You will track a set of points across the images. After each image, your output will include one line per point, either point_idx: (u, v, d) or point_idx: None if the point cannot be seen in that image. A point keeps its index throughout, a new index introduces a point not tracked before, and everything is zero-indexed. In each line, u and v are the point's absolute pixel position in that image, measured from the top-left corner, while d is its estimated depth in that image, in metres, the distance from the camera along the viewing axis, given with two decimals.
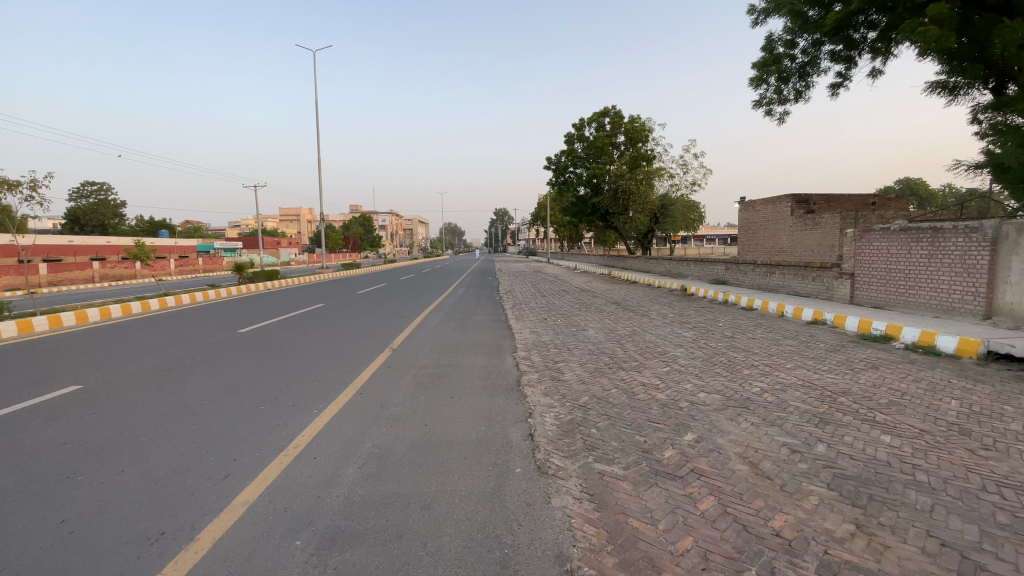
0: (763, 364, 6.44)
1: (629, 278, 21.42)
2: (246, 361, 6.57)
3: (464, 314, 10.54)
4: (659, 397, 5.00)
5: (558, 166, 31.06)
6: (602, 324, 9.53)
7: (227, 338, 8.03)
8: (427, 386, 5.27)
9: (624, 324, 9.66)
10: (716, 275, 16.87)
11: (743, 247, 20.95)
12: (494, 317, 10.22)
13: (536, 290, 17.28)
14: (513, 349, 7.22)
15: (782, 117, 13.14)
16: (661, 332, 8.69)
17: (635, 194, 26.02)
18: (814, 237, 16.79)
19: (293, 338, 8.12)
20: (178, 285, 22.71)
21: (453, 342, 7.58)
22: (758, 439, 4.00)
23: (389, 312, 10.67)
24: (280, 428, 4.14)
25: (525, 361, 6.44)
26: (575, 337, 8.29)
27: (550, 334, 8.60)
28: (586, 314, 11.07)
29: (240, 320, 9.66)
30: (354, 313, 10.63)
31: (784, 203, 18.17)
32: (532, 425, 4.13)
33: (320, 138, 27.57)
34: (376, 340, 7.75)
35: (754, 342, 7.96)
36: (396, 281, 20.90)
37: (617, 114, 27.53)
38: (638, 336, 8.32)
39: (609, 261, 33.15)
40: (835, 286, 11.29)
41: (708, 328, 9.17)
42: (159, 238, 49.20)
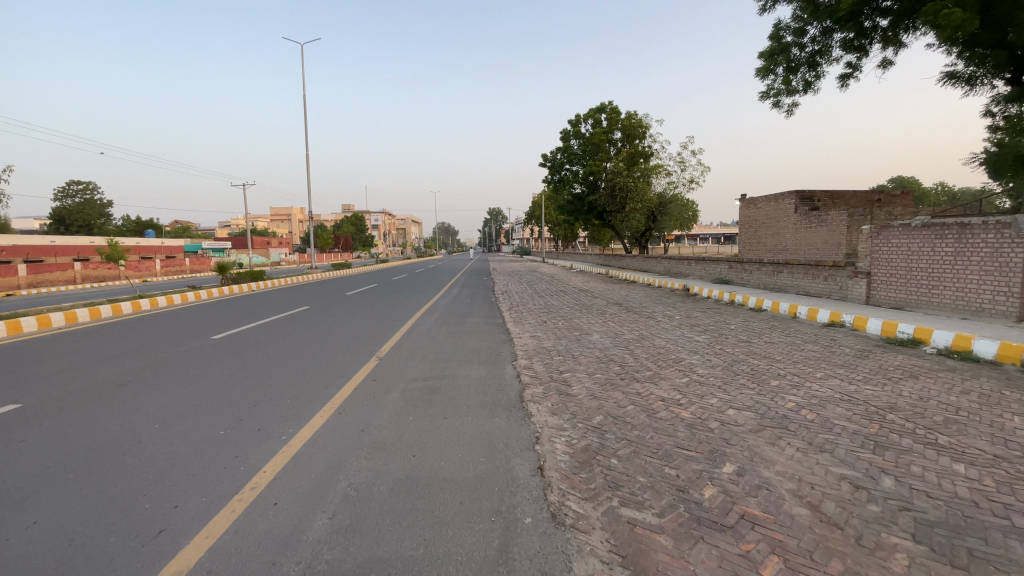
0: (791, 374, 5.80)
1: (628, 278, 20.78)
2: (213, 374, 5.83)
3: (458, 317, 9.84)
4: (683, 416, 4.35)
5: (553, 164, 30.34)
6: (607, 328, 8.85)
7: (198, 346, 7.29)
8: (417, 404, 4.57)
9: (630, 327, 9.00)
10: (719, 274, 16.27)
11: (745, 245, 20.40)
12: (490, 321, 9.52)
13: (532, 291, 16.59)
14: (513, 357, 6.54)
15: (790, 109, 12.50)
16: (672, 336, 8.04)
17: (632, 192, 25.40)
18: (820, 235, 16.22)
19: (270, 345, 7.40)
20: (161, 285, 21.87)
21: (446, 350, 6.87)
22: (811, 472, 3.35)
23: (377, 316, 9.94)
24: (239, 461, 3.45)
25: (526, 372, 5.76)
26: (579, 342, 7.62)
27: (552, 339, 7.92)
28: (588, 316, 10.42)
29: (215, 325, 8.90)
30: (340, 316, 9.91)
31: (788, 200, 17.60)
32: (540, 455, 3.46)
33: (309, 134, 26.65)
34: (361, 348, 7.03)
35: (774, 347, 7.33)
36: (387, 281, 20.15)
37: (614, 110, 26.90)
38: (648, 341, 7.65)
39: (605, 260, 32.49)
40: (850, 286, 10.71)
41: (720, 331, 8.53)
42: (145, 238, 48.11)
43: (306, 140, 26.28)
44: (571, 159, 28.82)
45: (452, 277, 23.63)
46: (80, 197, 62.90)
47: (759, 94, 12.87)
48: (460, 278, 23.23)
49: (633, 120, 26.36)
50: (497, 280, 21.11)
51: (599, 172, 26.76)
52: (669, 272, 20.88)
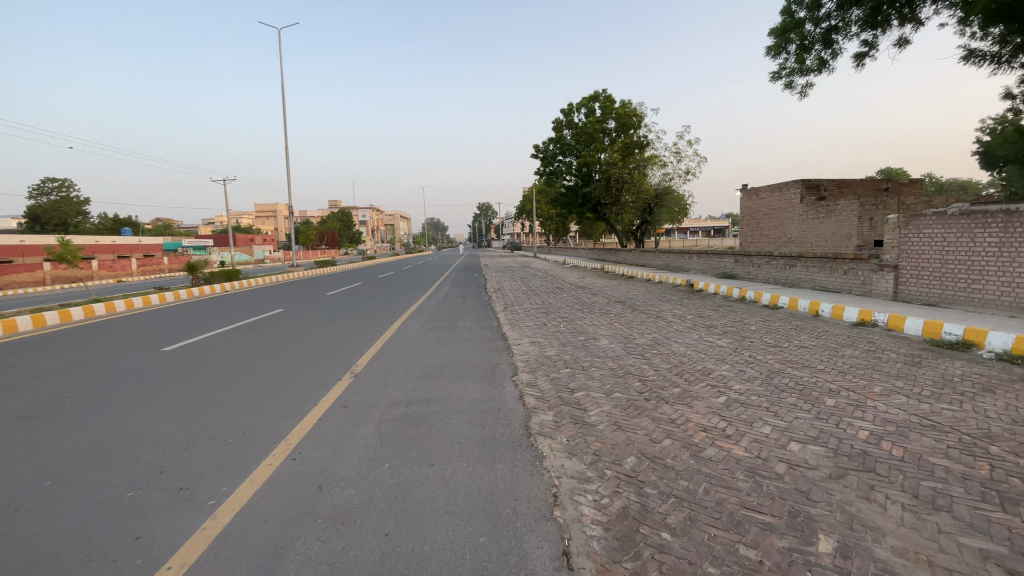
0: (845, 389, 4.89)
1: (625, 273, 19.84)
2: (149, 399, 4.79)
3: (448, 321, 8.81)
4: (738, 455, 3.41)
5: (545, 155, 29.28)
6: (615, 331, 7.88)
7: (143, 360, 6.22)
8: (396, 443, 3.57)
9: (640, 329, 8.05)
10: (723, 269, 15.40)
11: (746, 238, 19.57)
12: (484, 325, 8.52)
13: (526, 288, 15.58)
14: (513, 370, 5.57)
15: (804, 90, 11.55)
16: (690, 341, 7.10)
17: (628, 183, 24.48)
18: (829, 226, 15.42)
19: (228, 358, 6.34)
20: (131, 287, 20.54)
21: (433, 362, 5.86)
22: (940, 549, 2.43)
23: (358, 319, 8.95)
24: (137, 550, 2.43)
25: (530, 391, 4.77)
26: (587, 349, 6.66)
27: (555, 345, 6.92)
28: (590, 317, 9.46)
29: (171, 333, 7.81)
30: (318, 321, 8.87)
31: (793, 189, 16.74)
32: (563, 529, 2.50)
33: (287, 124, 25.24)
34: (336, 360, 6.02)
35: (809, 353, 6.42)
36: (372, 280, 19.01)
37: (608, 98, 25.88)
38: (665, 347, 6.69)
39: (599, 255, 31.52)
40: (874, 280, 9.84)
41: (742, 334, 7.61)
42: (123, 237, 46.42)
43: (286, 133, 24.97)
44: (564, 151, 27.77)
45: (441, 274, 22.50)
46: (55, 194, 60.71)
47: (769, 74, 11.89)
48: (448, 275, 22.16)
49: (628, 109, 25.36)
50: (488, 277, 20.07)
51: (593, 164, 25.76)
52: (668, 266, 20.01)
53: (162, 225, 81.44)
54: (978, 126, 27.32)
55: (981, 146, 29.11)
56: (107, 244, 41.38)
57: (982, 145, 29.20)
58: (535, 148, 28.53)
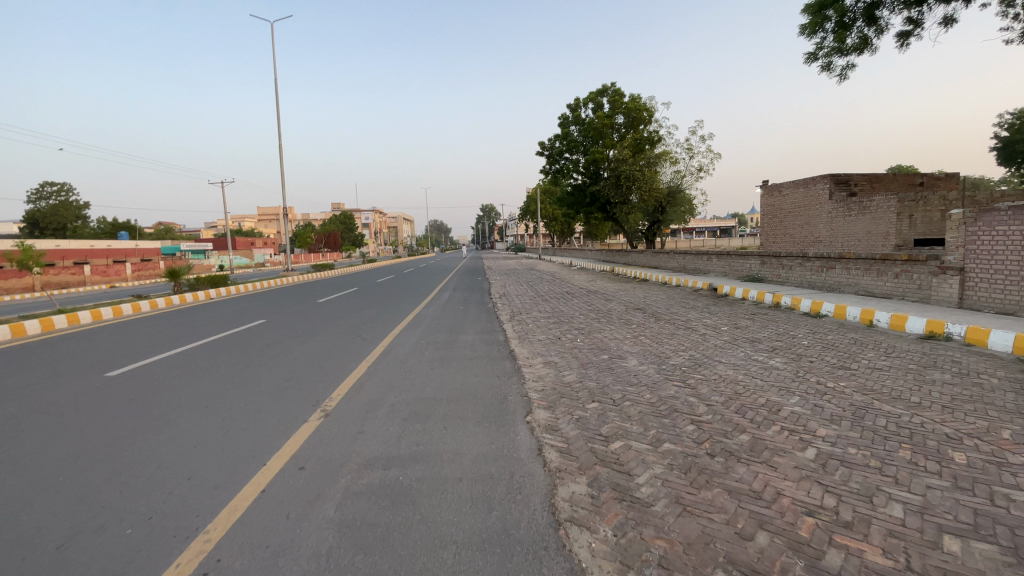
0: (967, 438, 3.72)
1: (639, 276, 18.67)
2: (54, 453, 3.67)
3: (447, 334, 7.65)
4: (879, 566, 2.25)
5: (550, 153, 28.07)
6: (643, 348, 6.68)
7: (73, 391, 5.10)
8: (363, 544, 2.41)
9: (672, 345, 6.86)
10: (747, 271, 14.19)
11: (767, 238, 18.37)
12: (489, 339, 7.35)
13: (534, 293, 14.40)
14: (527, 405, 4.40)
15: (843, 73, 10.38)
16: (738, 361, 5.93)
17: (638, 181, 23.29)
18: (862, 224, 14.21)
19: (178, 388, 5.20)
20: (116, 293, 19.46)
21: (427, 393, 4.70)
22: None
23: (345, 333, 7.82)
24: None
25: (553, 441, 3.61)
26: (613, 372, 5.47)
27: (575, 367, 5.74)
28: (610, 328, 8.29)
29: (125, 353, 6.71)
30: (299, 335, 7.75)
31: (820, 184, 15.54)
32: None
33: (280, 122, 24.04)
34: (307, 391, 4.89)
35: (890, 378, 5.25)
36: (370, 285, 17.89)
37: (617, 92, 24.68)
38: (709, 370, 5.49)
39: (608, 257, 30.29)
40: (932, 285, 8.64)
41: (793, 352, 6.41)
42: (121, 242, 45.59)
43: (280, 131, 23.81)
44: (570, 148, 26.55)
45: (443, 278, 21.35)
46: (55, 199, 60.23)
47: (803, 55, 10.70)
48: (450, 279, 20.97)
49: (637, 103, 24.11)
50: (492, 281, 18.93)
51: (601, 161, 24.55)
52: (684, 268, 18.79)
53: (164, 230, 80.87)
54: (998, 120, 26.13)
55: (1001, 141, 27.80)
56: (103, 250, 40.52)
57: (1000, 140, 28.04)
58: (541, 145, 27.31)
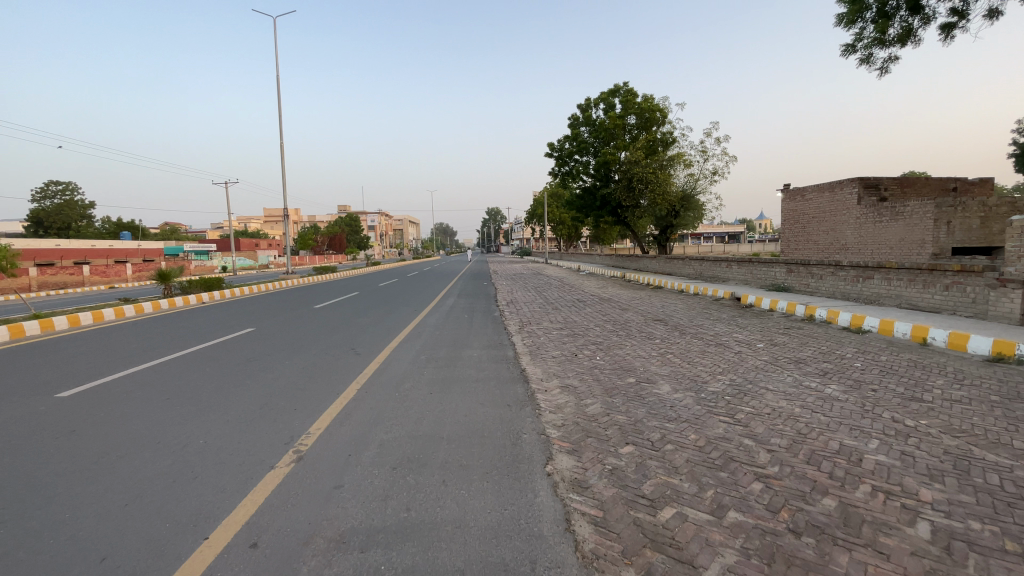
0: None
1: (653, 283, 17.84)
2: None
3: (451, 348, 6.85)
4: None
5: (560, 155, 27.29)
6: (674, 369, 5.83)
7: (10, 418, 4.35)
8: None
9: (706, 366, 6.01)
10: (771, 279, 13.32)
11: (788, 244, 17.50)
12: (497, 356, 6.54)
13: (544, 300, 13.60)
14: (546, 448, 3.60)
15: (884, 66, 9.57)
16: (788, 389, 5.10)
17: (651, 183, 22.47)
18: (894, 231, 13.32)
19: (134, 414, 4.43)
20: (111, 294, 18.82)
21: (424, 428, 3.90)
22: None
23: (338, 347, 7.04)
24: None
25: (583, 507, 2.80)
26: (645, 402, 4.64)
27: (598, 393, 4.92)
28: (631, 343, 7.48)
29: (87, 368, 5.94)
30: (287, 348, 6.98)
31: (848, 188, 14.67)
32: None
33: (281, 122, 23.45)
34: (282, 423, 4.10)
35: (977, 414, 4.40)
36: (371, 289, 17.13)
37: (629, 92, 23.89)
38: (758, 402, 4.66)
39: (618, 262, 29.45)
40: (989, 299, 7.78)
41: (849, 378, 5.56)
42: (125, 242, 45.31)
43: (280, 130, 23.19)
44: (580, 149, 25.76)
45: (448, 283, 20.60)
46: (61, 198, 60.07)
47: (840, 47, 9.88)
48: (455, 284, 20.21)
49: (650, 103, 23.28)
50: (498, 287, 18.08)
51: (612, 164, 23.76)
52: (700, 275, 17.93)
53: (169, 230, 80.66)
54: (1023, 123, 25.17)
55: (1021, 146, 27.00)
56: (104, 250, 40.02)
57: (1020, 147, 27.29)
58: (550, 146, 26.53)
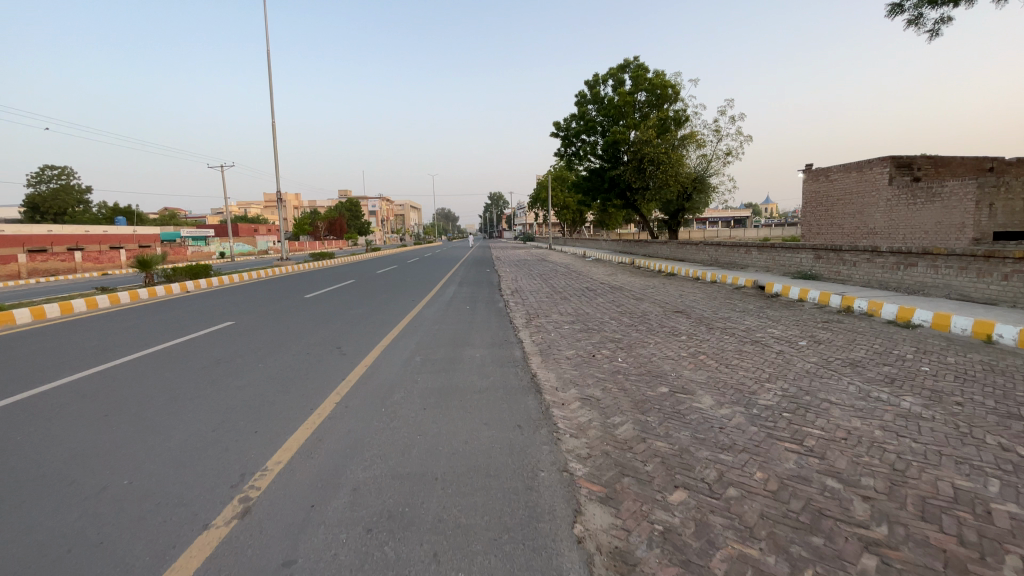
0: None
1: (665, 269, 16.89)
2: None
3: (449, 348, 5.97)
4: None
5: (565, 135, 26.12)
6: (712, 376, 4.95)
7: None
8: None
9: (748, 372, 5.13)
10: (796, 266, 12.36)
11: (809, 229, 16.54)
12: (503, 357, 5.66)
13: (551, 289, 12.70)
14: (570, 494, 2.73)
15: (935, 30, 8.53)
16: (856, 403, 4.22)
17: (662, 164, 21.41)
18: (929, 214, 12.31)
19: (56, 437, 3.57)
20: (95, 283, 17.91)
21: (412, 463, 3.04)
22: None
23: (321, 345, 6.17)
24: None
25: None
26: (687, 421, 3.77)
27: (628, 409, 4.04)
28: (655, 340, 6.59)
29: (24, 374, 5.08)
30: (263, 348, 6.12)
31: (878, 168, 13.62)
32: None
33: (273, 101, 22.32)
34: (235, 454, 3.25)
35: None
36: (368, 277, 16.24)
37: (640, 67, 22.68)
38: (826, 423, 3.78)
39: (626, 248, 28.41)
40: None
41: (922, 387, 4.68)
42: (122, 228, 44.41)
43: (272, 110, 22.11)
44: (588, 129, 24.61)
45: (450, 269, 19.68)
46: (57, 183, 59.01)
47: (886, 7, 8.81)
48: (457, 271, 19.30)
49: (662, 79, 22.07)
50: (502, 274, 17.12)
51: (622, 144, 22.63)
52: (715, 261, 16.96)
53: (167, 215, 79.58)
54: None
55: None
56: (96, 236, 39.02)
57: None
58: (556, 125, 25.37)
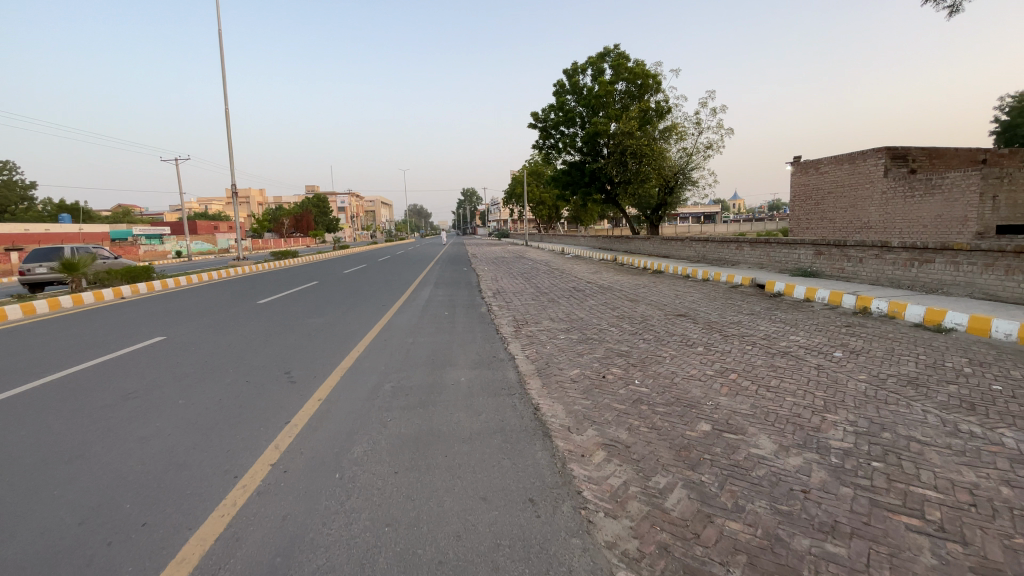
0: None
1: (652, 266, 16.06)
2: None
3: (427, 370, 4.87)
4: None
5: (543, 126, 25.09)
6: (756, 404, 4.00)
7: None
8: None
9: (796, 396, 4.20)
10: (794, 263, 11.67)
11: (798, 223, 15.99)
12: (494, 382, 4.59)
13: (536, 290, 11.69)
14: None
15: (955, 7, 7.83)
16: (950, 443, 3.33)
17: (644, 156, 20.62)
18: (928, 206, 11.78)
19: None
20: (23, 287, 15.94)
21: None
22: None
23: (266, 369, 4.97)
24: None
25: None
26: (756, 483, 2.79)
27: (672, 461, 3.05)
28: (670, 353, 5.62)
29: None
30: (193, 373, 4.91)
31: (872, 159, 13.07)
32: None
33: (227, 86, 20.53)
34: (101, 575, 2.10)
35: None
36: (335, 278, 14.89)
37: (620, 55, 21.84)
38: (935, 480, 2.86)
39: (605, 244, 27.64)
40: None
41: (1012, 413, 3.83)
42: (68, 227, 41.35)
43: (227, 96, 20.34)
44: (566, 120, 23.63)
45: (423, 269, 18.43)
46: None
47: None
48: (432, 270, 18.07)
49: (643, 69, 21.27)
50: (480, 273, 15.99)
51: (602, 136, 21.77)
52: (703, 257, 16.26)
53: (119, 212, 75.15)
54: (998, 102, 25.23)
55: (999, 126, 26.76)
56: (37, 237, 36.04)
57: (1000, 123, 26.92)
58: (533, 116, 24.32)
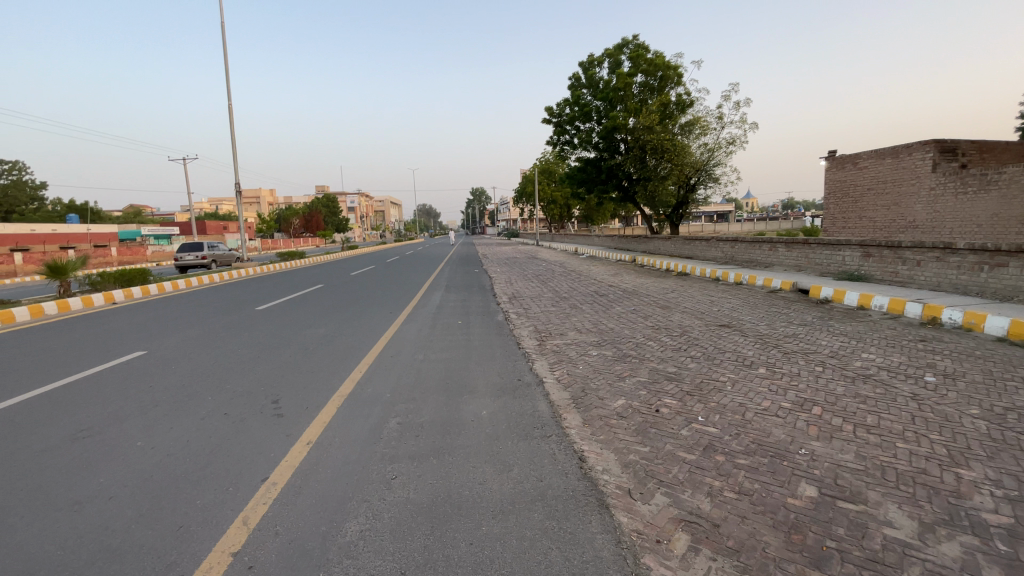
0: None
1: (676, 268, 15.11)
2: None
3: (441, 400, 4.02)
4: None
5: (558, 122, 24.20)
6: (863, 455, 3.13)
7: None
8: None
9: (909, 442, 3.31)
10: (838, 265, 10.69)
11: (832, 222, 14.98)
12: (523, 417, 3.74)
13: (555, 294, 10.82)
14: None
15: None
16: None
17: (664, 151, 19.66)
18: (984, 203, 10.75)
19: None
20: (19, 288, 15.33)
21: None
22: None
23: (251, 396, 4.17)
24: None
25: None
26: None
27: (785, 553, 2.19)
28: (728, 375, 4.74)
29: None
30: (166, 401, 4.13)
31: (919, 153, 12.05)
32: None
33: (231, 82, 19.86)
34: None
35: None
36: (341, 280, 14.13)
37: (639, 46, 20.93)
38: None
39: (621, 244, 26.66)
40: None
41: None
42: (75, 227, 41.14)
43: (231, 92, 19.66)
44: (582, 115, 22.73)
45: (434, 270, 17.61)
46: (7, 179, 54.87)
47: None
48: (443, 272, 17.24)
49: (663, 60, 20.33)
50: (493, 276, 15.14)
51: (620, 131, 20.83)
52: (730, 259, 15.28)
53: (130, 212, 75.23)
54: None
55: None
56: (42, 236, 35.60)
57: None
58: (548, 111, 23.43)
